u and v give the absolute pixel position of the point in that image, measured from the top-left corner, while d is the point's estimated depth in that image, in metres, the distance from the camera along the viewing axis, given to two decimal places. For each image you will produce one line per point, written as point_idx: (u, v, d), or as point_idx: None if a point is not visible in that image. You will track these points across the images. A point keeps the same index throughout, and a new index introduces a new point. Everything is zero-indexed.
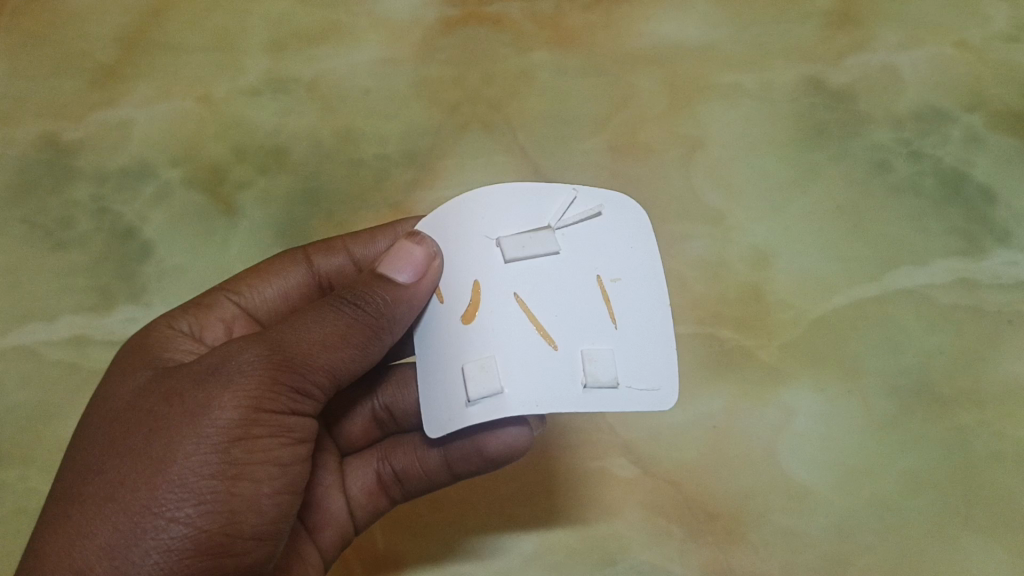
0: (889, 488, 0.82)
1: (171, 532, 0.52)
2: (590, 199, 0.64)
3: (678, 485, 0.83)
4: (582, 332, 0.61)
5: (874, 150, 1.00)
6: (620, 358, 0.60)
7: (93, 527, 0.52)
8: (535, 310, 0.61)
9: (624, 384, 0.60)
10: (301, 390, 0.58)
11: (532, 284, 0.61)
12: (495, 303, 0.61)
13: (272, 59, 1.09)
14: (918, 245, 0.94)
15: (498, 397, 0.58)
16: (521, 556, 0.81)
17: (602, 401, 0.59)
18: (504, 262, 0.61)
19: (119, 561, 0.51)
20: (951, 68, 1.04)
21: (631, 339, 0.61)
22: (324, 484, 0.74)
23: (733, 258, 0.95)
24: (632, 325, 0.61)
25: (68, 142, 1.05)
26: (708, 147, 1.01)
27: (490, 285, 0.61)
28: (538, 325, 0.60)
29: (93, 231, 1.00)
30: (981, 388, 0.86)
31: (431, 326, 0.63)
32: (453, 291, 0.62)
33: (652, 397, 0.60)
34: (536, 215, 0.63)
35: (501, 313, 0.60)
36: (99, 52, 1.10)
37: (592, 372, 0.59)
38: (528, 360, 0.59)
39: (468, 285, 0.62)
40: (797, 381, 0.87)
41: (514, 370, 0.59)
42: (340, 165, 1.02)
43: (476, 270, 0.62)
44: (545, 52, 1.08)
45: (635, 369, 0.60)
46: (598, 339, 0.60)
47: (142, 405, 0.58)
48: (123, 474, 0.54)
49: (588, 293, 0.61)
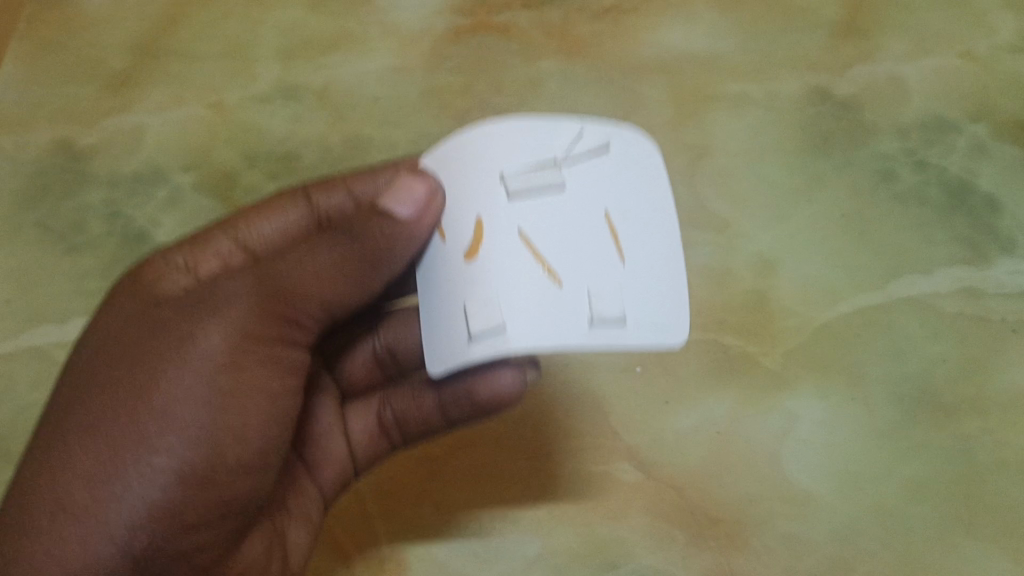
0: (893, 494, 0.82)
1: (157, 457, 0.64)
2: (595, 132, 0.66)
3: (681, 490, 0.83)
4: (587, 266, 0.62)
5: (879, 159, 1.01)
6: (626, 292, 0.61)
7: (80, 453, 0.64)
8: (540, 246, 0.61)
9: (631, 322, 0.60)
10: (291, 320, 0.71)
11: (537, 222, 0.62)
12: (501, 240, 0.62)
13: (283, 66, 1.11)
14: (922, 254, 0.95)
15: (502, 332, 0.59)
16: (525, 557, 0.82)
17: (609, 338, 0.60)
18: (508, 198, 0.63)
19: (110, 485, 0.63)
20: (957, 79, 1.05)
21: (638, 273, 0.62)
22: (322, 423, 0.85)
23: (739, 266, 0.95)
24: (639, 257, 0.63)
25: (81, 147, 1.06)
26: (715, 154, 1.02)
27: (492, 220, 0.63)
28: (544, 262, 0.61)
29: (106, 235, 1.01)
30: (985, 397, 0.86)
31: (438, 262, 0.67)
32: (461, 228, 0.64)
33: (660, 335, 0.61)
34: (542, 143, 0.65)
35: (505, 248, 0.62)
36: (112, 59, 1.12)
37: (597, 305, 0.60)
38: (533, 296, 0.60)
39: (473, 221, 0.63)
40: (802, 388, 0.88)
41: (518, 302, 0.60)
42: (350, 172, 1.04)
43: (478, 205, 0.64)
44: (554, 61, 1.09)
45: (642, 304, 0.62)
46: (606, 275, 0.62)
47: (135, 331, 0.70)
48: (108, 406, 0.66)
49: (594, 231, 0.63)
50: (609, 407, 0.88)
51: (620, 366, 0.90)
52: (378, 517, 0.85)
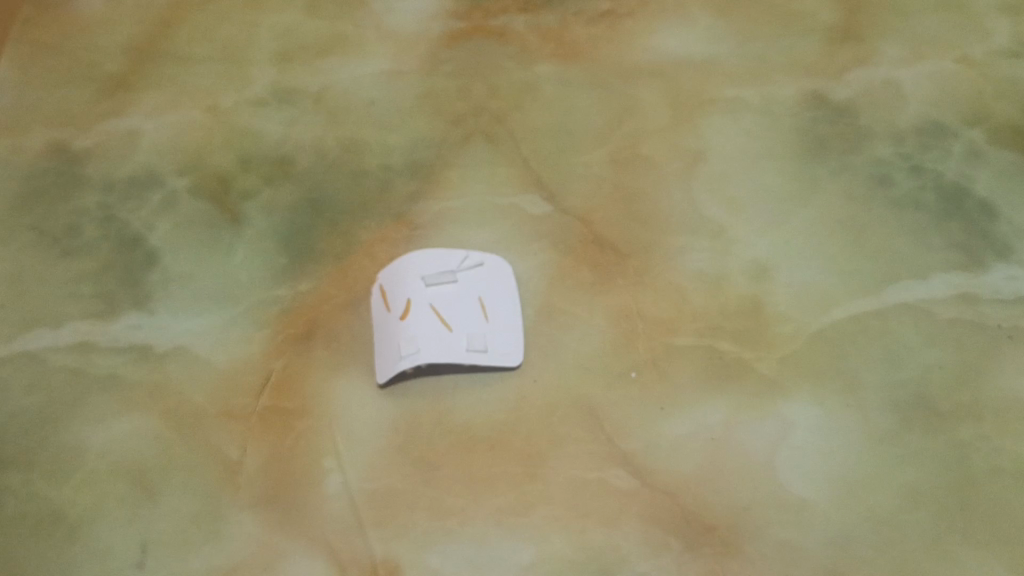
0: (888, 502, 0.82)
1: None
2: (475, 256, 0.93)
3: (677, 498, 0.83)
4: (467, 323, 0.89)
5: (875, 164, 1.01)
6: (490, 338, 0.89)
7: None
8: (442, 311, 0.89)
9: (492, 349, 0.89)
10: None
11: (439, 296, 0.89)
12: (418, 308, 0.89)
13: (280, 70, 1.11)
14: (918, 259, 0.95)
15: (417, 357, 0.87)
16: (521, 565, 0.80)
17: (476, 359, 0.88)
18: (424, 285, 0.90)
19: None
20: (952, 84, 1.06)
21: (500, 327, 0.90)
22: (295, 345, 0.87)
23: (734, 271, 0.95)
24: (500, 322, 0.90)
25: (77, 150, 1.06)
26: (710, 160, 1.02)
27: (416, 300, 0.89)
28: (441, 317, 0.88)
29: (101, 238, 1.00)
30: (981, 404, 0.86)
31: (387, 328, 0.90)
32: (393, 303, 0.90)
33: (506, 358, 0.89)
34: (443, 263, 0.92)
35: (421, 314, 0.88)
36: (109, 63, 1.12)
37: (473, 343, 0.88)
38: (436, 331, 0.88)
39: (402, 300, 0.90)
40: (797, 395, 0.87)
41: (427, 342, 0.87)
42: (345, 175, 1.03)
43: (407, 290, 0.90)
44: (550, 65, 1.10)
45: (497, 340, 0.89)
46: (475, 327, 0.89)
47: None
48: None
49: (471, 302, 0.90)
50: (604, 413, 0.88)
51: (615, 372, 0.90)
52: (370, 524, 0.83)
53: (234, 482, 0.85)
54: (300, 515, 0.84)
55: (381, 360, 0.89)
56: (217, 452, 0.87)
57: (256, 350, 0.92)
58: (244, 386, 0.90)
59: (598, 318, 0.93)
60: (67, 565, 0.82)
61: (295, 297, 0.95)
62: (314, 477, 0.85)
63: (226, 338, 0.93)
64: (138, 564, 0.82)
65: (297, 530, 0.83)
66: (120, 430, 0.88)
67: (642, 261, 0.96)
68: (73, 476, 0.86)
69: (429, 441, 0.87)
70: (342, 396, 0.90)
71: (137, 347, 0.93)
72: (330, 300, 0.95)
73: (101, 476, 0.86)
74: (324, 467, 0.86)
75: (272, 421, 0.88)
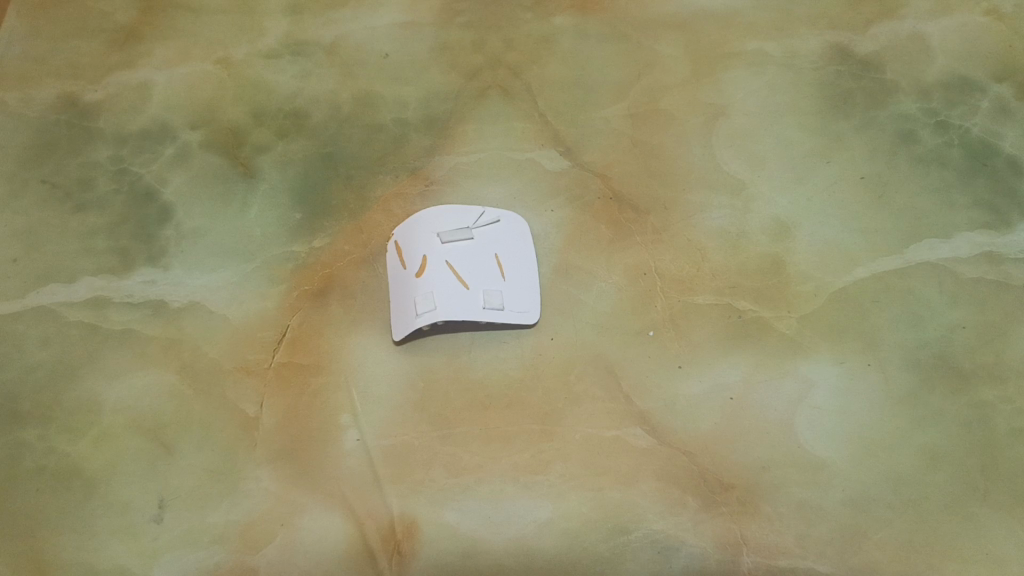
0: (907, 463, 0.82)
1: None
2: (492, 212, 0.92)
3: (693, 456, 0.83)
4: (483, 280, 0.88)
5: (900, 120, 0.99)
6: (507, 296, 0.88)
7: None
8: (458, 268, 0.88)
9: (508, 307, 0.87)
10: None
11: (456, 253, 0.89)
12: (435, 265, 0.88)
13: (292, 21, 1.09)
14: (943, 218, 0.93)
15: (433, 314, 0.85)
16: (536, 523, 0.80)
17: (493, 316, 0.86)
18: (441, 242, 0.89)
19: None
20: (980, 37, 1.04)
21: (517, 285, 0.89)
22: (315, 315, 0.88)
23: (754, 228, 0.94)
24: (517, 280, 0.89)
25: (88, 103, 1.04)
26: (732, 114, 1.00)
27: (432, 257, 0.88)
28: (457, 274, 0.87)
29: (113, 192, 0.99)
30: (1005, 364, 0.85)
31: (403, 286, 0.89)
32: (409, 262, 0.89)
33: (523, 316, 0.88)
34: (459, 220, 0.91)
35: (437, 271, 0.87)
36: (120, 15, 1.11)
37: (489, 300, 0.87)
38: (452, 289, 0.86)
39: (418, 258, 0.89)
40: (817, 354, 0.87)
41: (443, 298, 0.86)
42: (359, 130, 1.02)
43: (424, 248, 0.89)
44: (568, 17, 1.08)
45: (514, 299, 0.88)
46: (492, 284, 0.88)
47: None
48: None
49: (488, 260, 0.89)
50: (621, 371, 0.87)
51: (633, 331, 0.89)
52: (386, 481, 0.83)
53: (251, 439, 0.85)
54: (317, 472, 0.84)
55: (396, 318, 0.88)
56: (233, 408, 0.87)
57: (271, 306, 0.92)
58: (259, 342, 0.90)
59: (616, 276, 0.92)
60: (88, 517, 0.82)
61: (311, 253, 0.95)
62: (331, 434, 0.85)
63: (241, 293, 0.93)
64: (156, 518, 0.82)
65: (315, 486, 0.83)
66: (136, 385, 0.88)
67: (662, 218, 0.95)
68: (91, 430, 0.86)
69: (444, 399, 0.86)
70: (357, 353, 0.89)
71: (151, 303, 0.92)
72: (345, 256, 0.94)
73: (118, 431, 0.86)
74: (342, 424, 0.86)
75: (288, 377, 0.88)
